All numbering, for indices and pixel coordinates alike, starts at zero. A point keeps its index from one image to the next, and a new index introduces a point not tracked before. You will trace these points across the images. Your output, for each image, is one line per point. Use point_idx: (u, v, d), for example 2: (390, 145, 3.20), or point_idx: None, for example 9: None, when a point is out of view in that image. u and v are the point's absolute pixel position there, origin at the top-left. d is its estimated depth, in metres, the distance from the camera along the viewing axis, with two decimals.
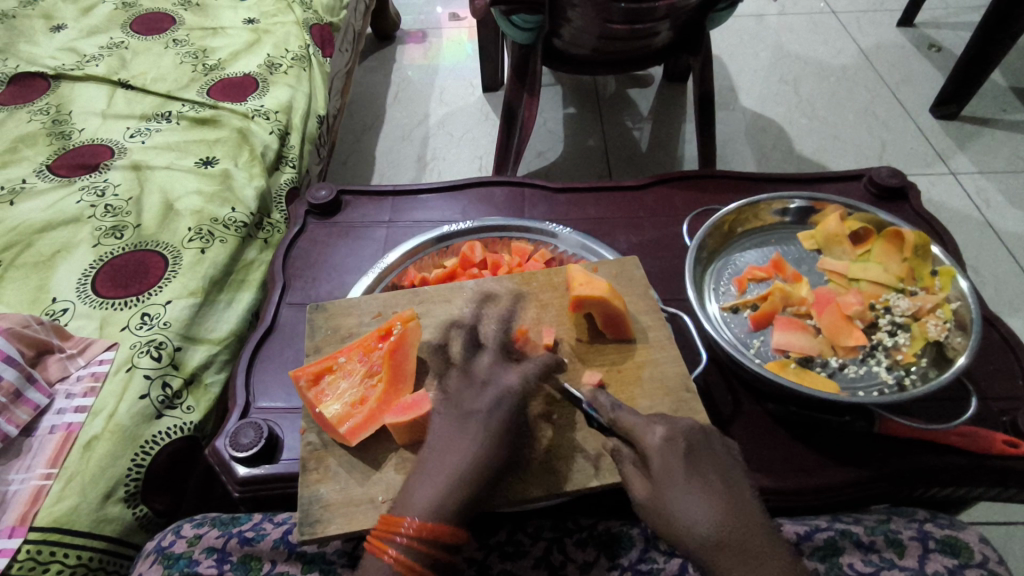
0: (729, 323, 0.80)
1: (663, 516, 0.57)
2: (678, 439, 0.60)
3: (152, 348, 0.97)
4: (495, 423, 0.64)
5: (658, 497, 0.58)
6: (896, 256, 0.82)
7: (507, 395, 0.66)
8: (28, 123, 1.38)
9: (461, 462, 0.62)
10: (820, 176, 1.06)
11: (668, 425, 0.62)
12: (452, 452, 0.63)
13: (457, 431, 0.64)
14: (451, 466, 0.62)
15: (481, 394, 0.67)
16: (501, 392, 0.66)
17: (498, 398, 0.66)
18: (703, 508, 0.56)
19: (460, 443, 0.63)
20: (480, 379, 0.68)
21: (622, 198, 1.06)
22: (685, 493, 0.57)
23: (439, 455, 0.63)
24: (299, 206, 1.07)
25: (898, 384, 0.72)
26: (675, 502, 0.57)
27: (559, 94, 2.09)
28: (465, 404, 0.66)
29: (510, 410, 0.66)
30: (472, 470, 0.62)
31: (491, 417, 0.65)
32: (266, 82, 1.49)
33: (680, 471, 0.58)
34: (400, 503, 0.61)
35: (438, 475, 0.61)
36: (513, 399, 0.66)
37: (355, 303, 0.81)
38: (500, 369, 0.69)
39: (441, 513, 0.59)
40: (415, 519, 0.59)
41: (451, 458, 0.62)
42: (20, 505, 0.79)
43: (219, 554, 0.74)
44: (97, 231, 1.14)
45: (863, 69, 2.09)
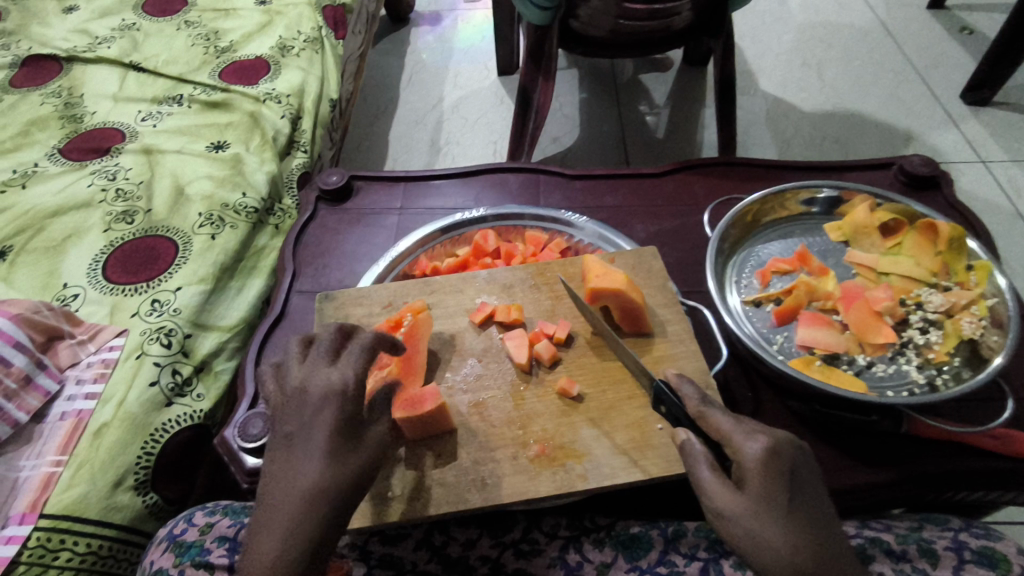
0: (751, 318, 0.77)
1: (747, 539, 0.49)
2: (782, 456, 0.52)
3: (161, 336, 0.96)
4: (322, 438, 0.55)
5: (751, 517, 0.49)
6: (928, 249, 0.79)
7: (329, 400, 0.56)
8: (40, 106, 1.37)
9: (291, 497, 0.53)
10: (847, 164, 1.02)
11: (771, 434, 0.54)
12: (281, 484, 0.53)
13: (286, 455, 0.55)
14: (284, 503, 0.52)
15: (306, 403, 0.56)
16: (323, 393, 0.56)
17: (318, 407, 0.56)
18: (795, 538, 0.49)
19: (287, 472, 0.54)
20: (296, 385, 0.58)
21: (641, 186, 1.03)
22: (783, 518, 0.50)
23: (270, 491, 0.54)
24: (310, 191, 1.05)
25: (929, 384, 0.68)
26: (765, 527, 0.49)
27: (575, 78, 2.04)
28: (284, 422, 0.56)
29: (334, 418, 0.55)
30: (307, 505, 0.52)
31: (315, 429, 0.55)
32: (278, 65, 1.47)
33: (781, 494, 0.50)
34: (242, 559, 0.52)
35: (272, 520, 0.52)
36: (335, 406, 0.56)
37: (366, 292, 0.79)
38: (320, 367, 0.58)
39: (284, 562, 0.50)
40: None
41: (279, 494, 0.53)
42: (30, 492, 0.79)
43: (230, 544, 0.72)
44: (108, 216, 1.13)
45: (890, 52, 2.02)
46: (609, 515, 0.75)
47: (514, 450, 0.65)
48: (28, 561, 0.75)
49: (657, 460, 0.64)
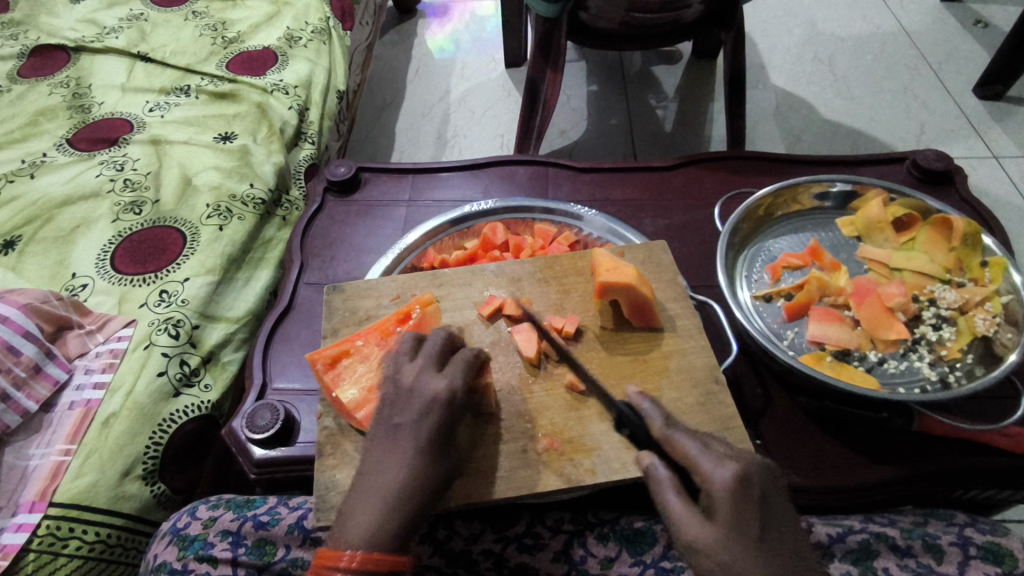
0: (762, 312, 0.77)
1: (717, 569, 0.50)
2: (751, 483, 0.53)
3: (169, 326, 0.96)
4: (422, 441, 0.59)
5: (720, 546, 0.50)
6: (941, 244, 0.78)
7: (434, 406, 0.61)
8: (49, 96, 1.37)
9: (390, 484, 0.58)
10: (860, 159, 1.01)
11: (739, 461, 0.55)
12: (383, 474, 0.58)
13: (390, 448, 0.60)
14: (382, 491, 0.57)
15: (410, 402, 0.61)
16: (428, 401, 0.61)
17: (422, 412, 0.60)
18: (766, 566, 0.50)
19: (388, 465, 0.59)
20: (404, 387, 0.62)
21: (650, 179, 1.02)
22: (753, 548, 0.50)
23: (369, 478, 0.59)
24: (318, 183, 1.05)
25: (941, 381, 0.68)
26: (736, 556, 0.50)
27: (583, 71, 2.03)
28: (393, 416, 0.61)
29: (436, 422, 0.60)
30: (404, 497, 0.57)
31: (418, 430, 0.60)
32: (286, 56, 1.46)
33: (752, 523, 0.51)
34: (339, 530, 0.57)
35: (367, 503, 0.57)
36: (439, 412, 0.60)
37: (374, 285, 0.79)
38: (428, 374, 0.63)
39: (377, 542, 0.56)
40: (355, 554, 0.55)
41: (378, 481, 0.58)
42: (40, 481, 0.79)
43: (234, 538, 0.73)
44: (116, 206, 1.14)
45: (903, 46, 2.00)
46: (614, 510, 0.74)
47: (522, 443, 0.65)
48: (38, 549, 0.75)
49: None
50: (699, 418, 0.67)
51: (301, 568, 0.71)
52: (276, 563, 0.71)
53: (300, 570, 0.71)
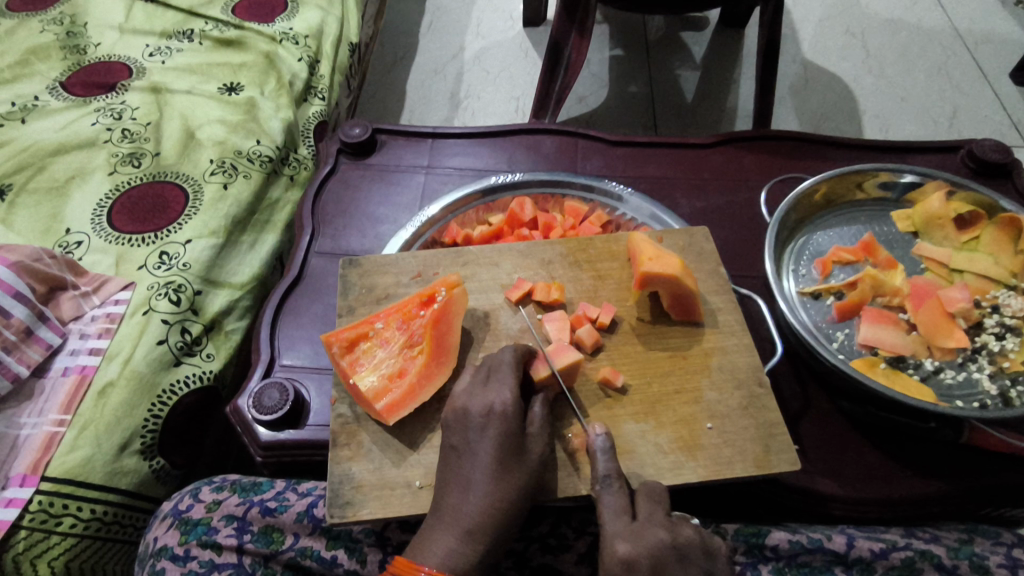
0: (808, 309, 0.72)
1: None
2: (637, 564, 0.50)
3: (170, 291, 0.90)
4: (486, 458, 0.55)
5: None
6: (1007, 246, 0.72)
7: (490, 421, 0.56)
8: (40, 33, 1.27)
9: (463, 506, 0.54)
10: (911, 146, 0.95)
11: (636, 537, 0.51)
12: (453, 494, 0.54)
13: (456, 467, 0.56)
14: (455, 512, 0.54)
15: (468, 419, 0.57)
16: (482, 416, 0.56)
17: (479, 428, 0.56)
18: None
19: (457, 486, 0.55)
20: (456, 404, 0.58)
21: (687, 157, 0.96)
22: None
23: (440, 498, 0.55)
24: (331, 143, 0.98)
25: (1002, 396, 0.63)
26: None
27: (605, 33, 1.93)
28: (451, 436, 0.57)
29: (498, 436, 0.55)
30: (479, 518, 0.53)
31: (481, 446, 0.55)
32: (295, 2, 1.36)
33: None
34: (415, 545, 0.54)
35: (442, 523, 0.54)
36: (497, 426, 0.56)
37: (393, 260, 0.73)
38: (479, 389, 0.59)
39: (454, 562, 0.52)
40: (430, 569, 0.52)
41: (451, 502, 0.54)
42: (31, 453, 0.75)
43: (239, 523, 0.69)
44: (113, 157, 1.06)
45: (940, 24, 1.90)
46: None
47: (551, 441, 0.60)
48: (30, 525, 0.71)
49: (704, 461, 0.60)
50: (743, 423, 0.62)
51: (310, 559, 0.67)
52: (284, 552, 0.67)
53: (308, 561, 0.67)
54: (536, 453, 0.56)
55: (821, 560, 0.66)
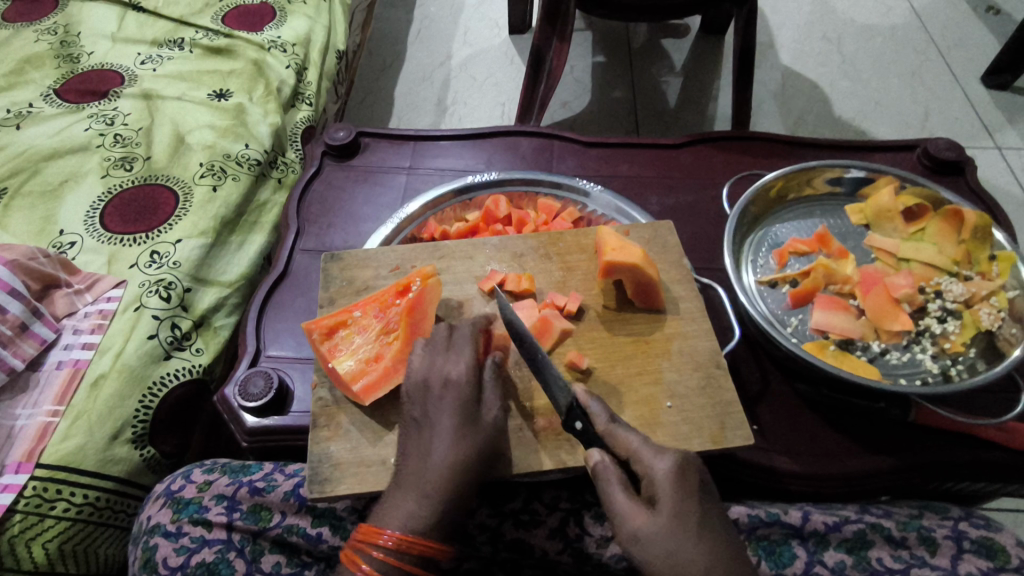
0: (765, 297, 0.76)
1: (666, 557, 0.48)
2: (689, 472, 0.52)
3: (160, 288, 0.94)
4: (444, 423, 0.59)
5: (667, 535, 0.49)
6: (951, 237, 0.77)
7: (448, 390, 0.61)
8: (35, 43, 1.31)
9: (422, 470, 0.57)
10: (870, 145, 0.99)
11: (677, 452, 0.54)
12: (415, 460, 0.58)
13: (417, 436, 0.60)
14: (417, 477, 0.57)
15: (427, 390, 0.61)
16: (441, 385, 0.61)
17: (439, 396, 0.60)
18: (706, 556, 0.48)
19: (418, 452, 0.59)
20: (416, 376, 0.62)
21: (658, 157, 1.00)
22: (690, 541, 0.49)
23: (403, 465, 0.59)
24: (316, 146, 1.02)
25: (942, 374, 0.67)
26: (680, 548, 0.48)
27: (588, 40, 1.98)
28: (413, 406, 0.61)
29: (455, 404, 0.60)
30: (439, 480, 0.57)
31: (440, 415, 0.60)
32: (284, 12, 1.41)
33: (692, 513, 0.50)
34: (377, 513, 0.58)
35: (404, 488, 0.57)
36: (454, 394, 0.60)
37: (372, 255, 0.77)
38: (436, 360, 0.63)
39: (416, 523, 0.56)
40: (393, 533, 0.56)
41: (412, 468, 0.58)
42: (26, 442, 0.78)
43: (229, 502, 0.72)
44: (105, 161, 1.10)
45: (913, 30, 1.96)
46: None
47: (519, 422, 0.64)
48: (25, 510, 0.74)
49: (663, 438, 0.64)
50: (700, 403, 0.66)
51: (296, 535, 0.70)
52: (271, 529, 0.71)
53: (294, 537, 0.71)
54: (489, 418, 0.61)
55: (778, 533, 0.70)
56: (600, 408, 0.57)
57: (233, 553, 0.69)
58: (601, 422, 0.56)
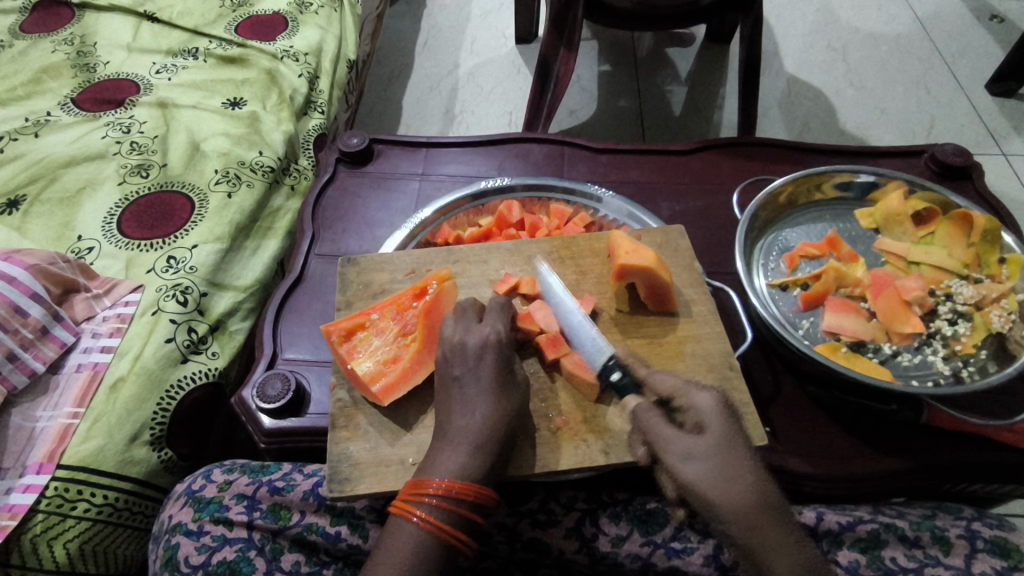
0: (777, 301, 0.77)
1: (712, 471, 0.53)
2: (729, 408, 0.58)
3: (177, 293, 0.95)
4: (485, 380, 0.61)
5: (715, 451, 0.54)
6: (960, 240, 0.78)
7: (488, 349, 0.63)
8: (52, 53, 1.34)
9: (469, 425, 0.59)
10: (878, 151, 1.00)
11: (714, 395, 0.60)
12: (459, 416, 0.60)
13: (460, 392, 0.61)
14: (463, 431, 0.59)
15: (466, 350, 0.63)
16: (479, 346, 0.63)
17: (479, 356, 0.62)
18: (751, 474, 0.53)
19: (461, 406, 0.60)
20: (452, 341, 0.64)
21: (667, 163, 1.01)
22: (734, 453, 0.54)
23: (447, 423, 0.60)
24: (330, 153, 1.04)
25: (954, 375, 0.68)
26: (725, 462, 0.53)
27: (595, 50, 2.00)
28: (452, 367, 0.63)
29: (496, 362, 0.62)
30: (485, 431, 0.59)
31: (481, 374, 0.62)
32: (296, 22, 1.43)
33: (734, 438, 0.55)
34: (424, 467, 0.59)
35: (451, 443, 0.59)
36: (493, 353, 0.63)
37: (388, 258, 0.78)
38: (471, 326, 0.65)
39: (468, 469, 0.57)
40: (442, 481, 0.57)
41: (458, 423, 0.60)
42: (47, 443, 0.79)
43: (249, 501, 0.73)
44: (122, 169, 1.12)
45: (917, 38, 1.98)
46: (628, 490, 0.74)
47: (535, 422, 0.65)
48: (46, 510, 0.75)
49: None
50: None
51: (316, 534, 0.71)
52: (291, 528, 0.71)
53: (314, 535, 0.71)
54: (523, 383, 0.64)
55: None
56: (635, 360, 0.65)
57: (254, 552, 0.70)
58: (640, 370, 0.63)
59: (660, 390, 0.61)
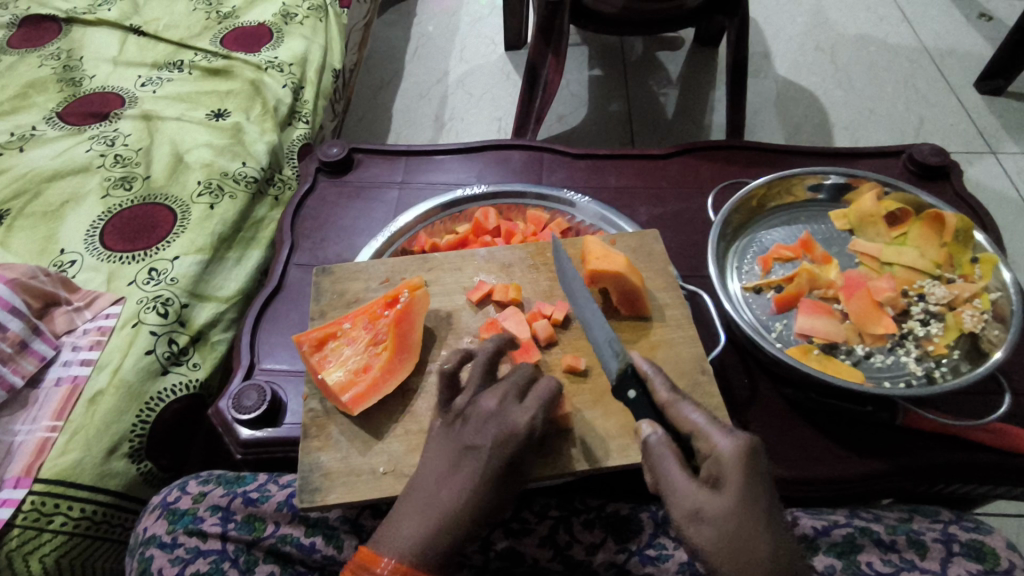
0: (751, 304, 0.77)
1: (720, 541, 0.48)
2: (758, 455, 0.51)
3: (158, 305, 0.96)
4: (492, 469, 0.57)
5: (728, 517, 0.49)
6: (933, 240, 0.78)
7: (515, 439, 0.58)
8: (39, 68, 1.35)
9: (443, 504, 0.56)
10: (856, 152, 1.00)
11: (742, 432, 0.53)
12: (440, 492, 0.57)
13: (455, 469, 0.58)
14: (435, 507, 0.56)
15: (486, 431, 0.58)
16: (501, 437, 0.58)
17: (500, 446, 0.58)
18: (769, 545, 0.48)
19: (445, 486, 0.57)
20: (488, 412, 0.59)
21: (645, 167, 1.02)
22: (755, 520, 0.49)
23: (427, 492, 0.57)
24: (310, 162, 1.04)
25: (926, 376, 0.68)
26: (739, 531, 0.48)
27: (584, 55, 2.01)
28: (466, 438, 0.59)
29: (508, 457, 0.58)
30: (452, 520, 0.56)
31: (487, 465, 0.57)
32: (281, 33, 1.44)
33: (757, 498, 0.49)
34: (383, 533, 0.57)
35: (419, 517, 0.56)
36: (519, 444, 0.58)
37: (363, 267, 0.79)
38: (510, 408, 0.60)
39: (421, 557, 0.55)
40: (394, 561, 0.54)
41: (434, 499, 0.57)
42: (25, 456, 0.79)
43: (223, 513, 0.73)
44: (106, 181, 1.13)
45: (905, 38, 1.98)
46: (601, 496, 0.75)
47: None
48: (23, 524, 0.75)
49: None
50: None
51: (290, 545, 0.71)
52: (265, 539, 0.72)
53: (288, 547, 0.71)
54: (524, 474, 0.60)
55: None
56: (659, 378, 0.59)
57: (227, 563, 0.70)
58: (663, 395, 0.58)
59: (683, 422, 0.55)
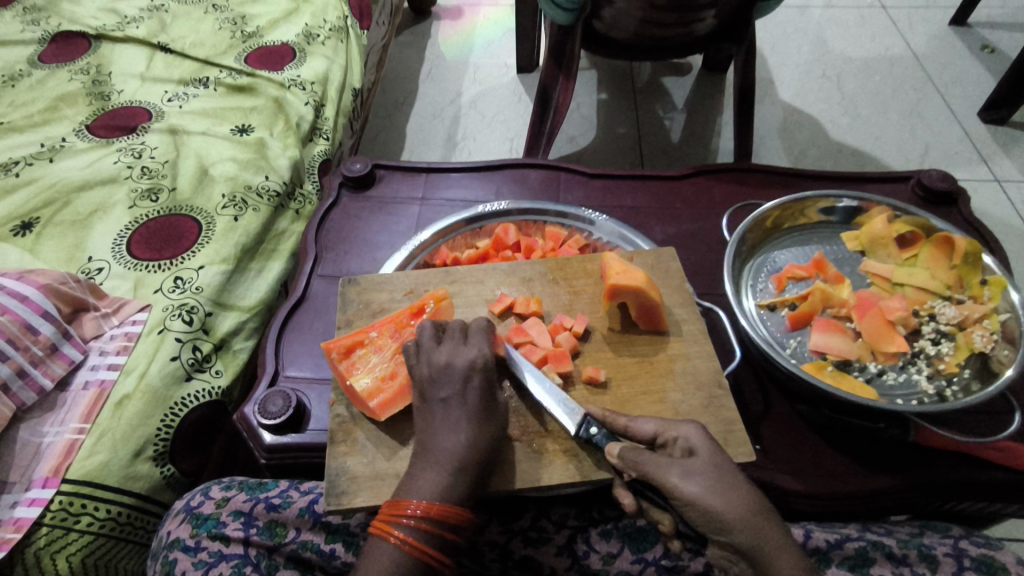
0: (766, 320, 0.79)
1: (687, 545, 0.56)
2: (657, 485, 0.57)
3: (183, 312, 0.98)
4: (472, 405, 0.63)
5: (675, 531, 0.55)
6: (943, 262, 0.80)
7: (474, 374, 0.65)
8: (69, 82, 1.39)
9: (452, 447, 0.61)
10: (866, 177, 1.03)
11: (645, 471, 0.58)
12: (441, 437, 0.62)
13: (443, 414, 0.63)
14: (445, 452, 0.61)
15: (452, 372, 0.65)
16: (468, 368, 0.65)
17: (467, 379, 0.65)
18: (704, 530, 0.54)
19: (445, 428, 0.62)
20: (440, 362, 0.65)
21: (660, 188, 1.04)
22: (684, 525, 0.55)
23: (429, 443, 0.62)
24: (334, 177, 1.07)
25: (938, 395, 0.70)
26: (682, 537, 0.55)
27: (594, 78, 2.06)
28: (437, 390, 0.64)
29: (482, 386, 0.65)
30: (465, 456, 0.61)
31: (468, 397, 0.64)
32: (304, 52, 1.48)
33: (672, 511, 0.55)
34: (404, 488, 0.60)
35: (433, 465, 0.60)
36: (480, 377, 0.65)
37: (387, 279, 0.81)
38: (458, 347, 0.67)
39: (446, 495, 0.59)
40: (421, 502, 0.58)
41: (441, 446, 0.61)
42: (53, 458, 0.81)
43: (246, 518, 0.74)
44: (133, 193, 1.16)
45: (910, 67, 2.03)
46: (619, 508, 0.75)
47: (526, 439, 0.67)
48: (50, 523, 0.77)
49: None
50: (702, 421, 0.68)
51: (310, 551, 0.73)
52: (286, 545, 0.73)
53: (309, 553, 0.73)
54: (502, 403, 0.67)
55: None
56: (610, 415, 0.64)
57: (249, 568, 0.71)
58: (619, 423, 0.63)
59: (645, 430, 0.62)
